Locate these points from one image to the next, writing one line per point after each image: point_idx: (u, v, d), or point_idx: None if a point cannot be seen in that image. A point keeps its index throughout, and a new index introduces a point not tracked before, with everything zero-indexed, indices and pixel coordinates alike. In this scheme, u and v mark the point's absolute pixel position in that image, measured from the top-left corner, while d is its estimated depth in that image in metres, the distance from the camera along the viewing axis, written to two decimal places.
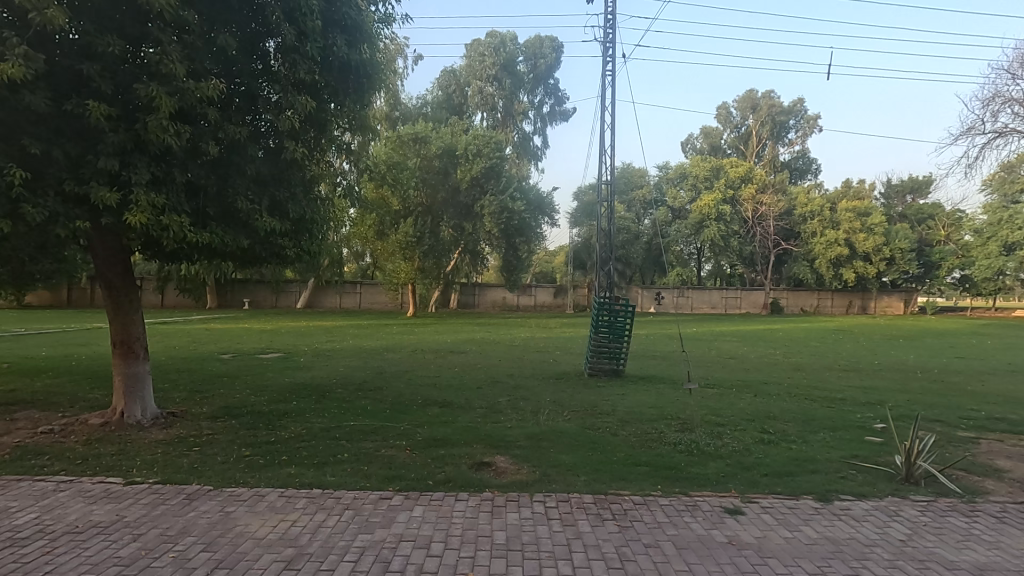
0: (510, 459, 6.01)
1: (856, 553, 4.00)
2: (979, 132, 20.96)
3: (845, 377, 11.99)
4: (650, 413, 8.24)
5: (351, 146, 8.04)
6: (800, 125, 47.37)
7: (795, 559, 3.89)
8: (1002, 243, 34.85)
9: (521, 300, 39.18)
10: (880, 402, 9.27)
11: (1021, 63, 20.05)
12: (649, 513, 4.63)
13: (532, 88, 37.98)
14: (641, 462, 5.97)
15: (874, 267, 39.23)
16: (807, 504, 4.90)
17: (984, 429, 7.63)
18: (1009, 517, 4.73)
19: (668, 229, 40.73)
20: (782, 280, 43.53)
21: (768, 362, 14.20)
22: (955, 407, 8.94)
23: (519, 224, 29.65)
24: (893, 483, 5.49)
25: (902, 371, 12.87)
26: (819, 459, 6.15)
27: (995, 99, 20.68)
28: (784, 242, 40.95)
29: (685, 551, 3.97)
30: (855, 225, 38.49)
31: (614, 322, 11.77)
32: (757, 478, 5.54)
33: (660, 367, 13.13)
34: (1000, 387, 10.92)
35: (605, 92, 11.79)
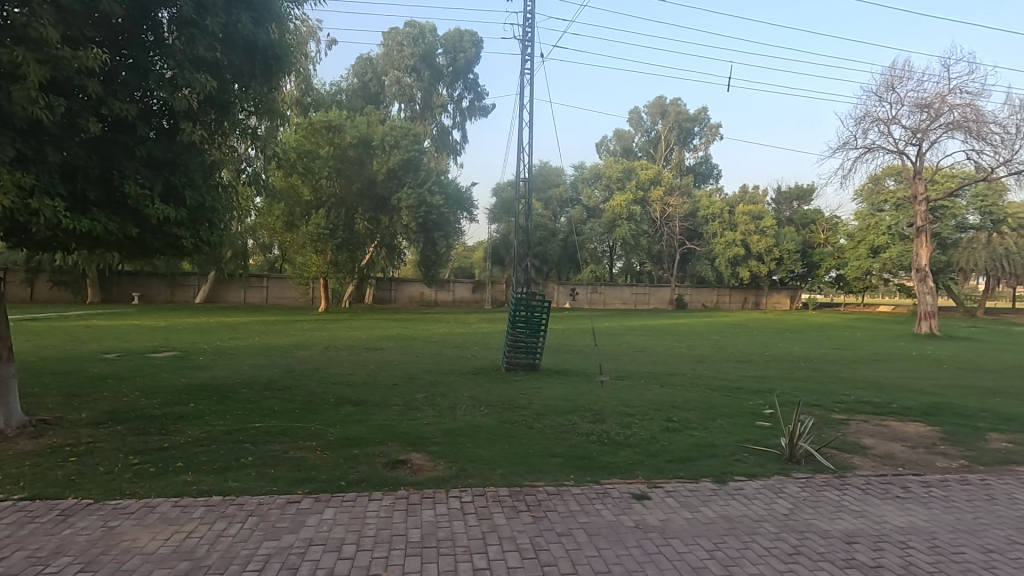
0: (426, 456, 5.97)
1: (747, 529, 4.35)
2: (852, 147, 23.47)
3: (740, 367, 13.02)
4: (565, 405, 8.48)
5: (256, 131, 7.55)
6: (703, 132, 50.50)
7: (695, 538, 4.17)
8: (870, 246, 39.21)
9: (439, 295, 39.01)
10: (769, 390, 10.15)
11: (887, 87, 22.67)
12: (562, 503, 4.77)
13: (451, 82, 37.46)
14: (556, 453, 6.15)
15: (766, 266, 42.73)
16: (706, 486, 5.28)
17: (853, 411, 8.59)
18: (872, 488, 5.36)
19: (583, 227, 41.83)
20: (686, 277, 46.39)
21: (673, 355, 15.09)
22: (830, 393, 9.97)
23: (437, 219, 29.13)
24: (779, 463, 6.04)
25: (789, 362, 14.17)
26: (717, 444, 6.64)
27: (865, 118, 23.25)
28: (688, 242, 43.70)
29: (596, 537, 4.13)
30: (751, 227, 41.69)
31: (531, 316, 11.96)
32: (662, 464, 5.87)
33: (575, 361, 13.53)
34: (866, 375, 12.32)
35: (524, 90, 11.94)
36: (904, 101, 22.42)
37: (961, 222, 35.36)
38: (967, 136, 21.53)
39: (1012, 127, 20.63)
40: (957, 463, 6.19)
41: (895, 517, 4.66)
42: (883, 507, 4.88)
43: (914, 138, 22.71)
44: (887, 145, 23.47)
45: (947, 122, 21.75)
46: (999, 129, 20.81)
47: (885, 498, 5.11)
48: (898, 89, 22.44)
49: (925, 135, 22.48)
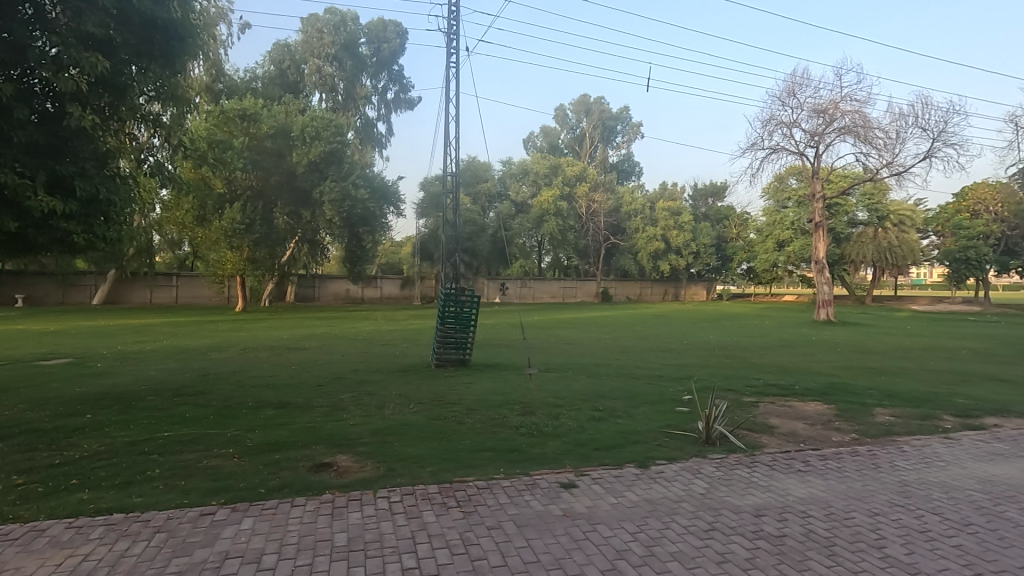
0: (353, 457, 5.80)
1: (667, 510, 4.57)
2: (760, 148, 25.19)
3: (662, 356, 13.65)
4: (495, 399, 8.53)
5: (160, 119, 6.99)
6: (626, 130, 52.24)
7: (619, 522, 4.32)
8: (776, 241, 42.30)
9: (365, 292, 38.05)
10: (688, 377, 10.72)
11: (789, 93, 24.45)
12: (491, 496, 4.80)
13: (374, 72, 36.41)
14: (486, 447, 6.17)
15: (684, 260, 44.92)
16: (630, 471, 5.50)
17: (762, 394, 9.25)
18: (778, 464, 5.80)
19: (511, 222, 42.07)
20: (611, 271, 47.94)
21: (599, 346, 15.59)
22: (742, 378, 10.69)
23: (363, 213, 28.21)
24: (697, 445, 6.39)
25: (705, 350, 15.03)
26: (640, 430, 6.92)
27: (771, 121, 24.99)
28: (613, 237, 45.19)
29: (525, 528, 4.19)
30: (670, 223, 43.69)
31: (460, 312, 11.90)
32: (589, 452, 6.05)
33: (505, 355, 13.65)
34: (773, 360, 13.30)
35: (450, 84, 11.82)
36: (803, 107, 24.31)
37: (852, 219, 38.90)
38: (856, 140, 23.67)
39: (893, 133, 22.90)
40: (850, 437, 6.82)
41: (798, 489, 5.07)
42: (788, 481, 5.29)
43: (812, 141, 24.67)
44: (789, 147, 25.37)
45: (840, 126, 23.80)
46: (882, 134, 23.02)
47: (789, 472, 5.55)
48: (798, 95, 24.29)
49: (821, 138, 24.47)
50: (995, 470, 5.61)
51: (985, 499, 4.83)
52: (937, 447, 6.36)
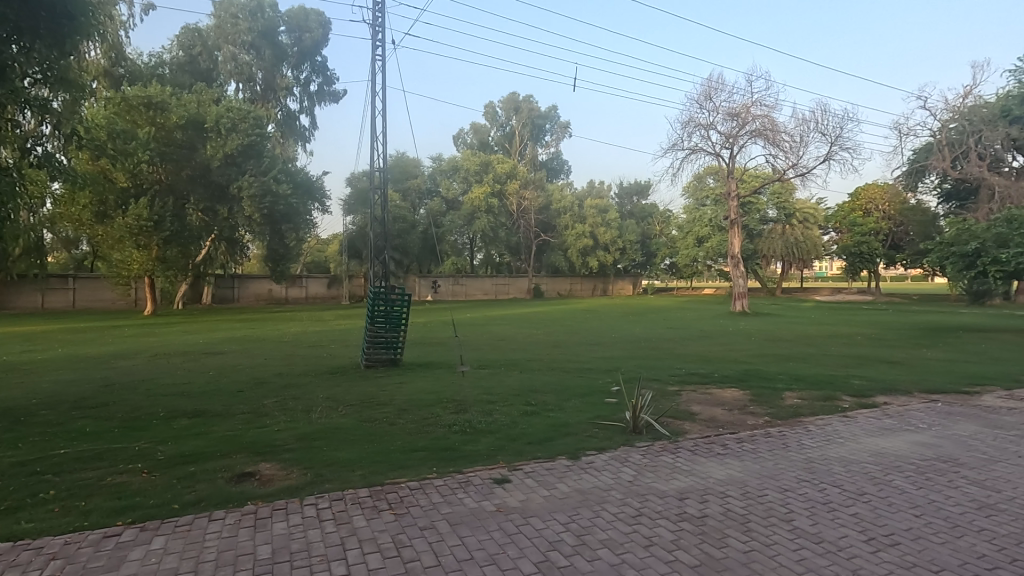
0: (277, 464, 5.54)
1: (598, 498, 4.71)
2: (680, 148, 26.45)
3: (591, 350, 14.03)
4: (427, 398, 8.44)
5: (46, 104, 6.30)
6: (554, 129, 53.03)
7: (552, 513, 4.40)
8: (695, 237, 44.56)
9: (290, 292, 36.48)
10: (616, 369, 11.09)
11: (706, 97, 25.79)
12: (424, 496, 4.74)
13: (296, 63, 34.75)
14: (418, 447, 6.09)
15: (611, 255, 45.81)
16: (562, 463, 5.61)
17: (684, 382, 9.73)
18: (699, 448, 6.12)
19: (442, 220, 41.56)
20: (542, 267, 48.70)
21: (531, 341, 15.80)
22: (666, 368, 11.19)
23: (286, 210, 26.83)
24: (625, 434, 6.62)
25: (632, 342, 15.60)
26: (571, 422, 7.08)
27: (690, 123, 26.27)
28: (543, 234, 45.87)
29: (458, 526, 4.17)
30: (598, 220, 44.89)
31: (390, 311, 11.65)
32: (522, 447, 6.11)
33: (438, 353, 13.53)
34: (694, 350, 14.02)
35: (376, 78, 11.53)
36: (719, 110, 25.73)
37: (763, 216, 41.65)
38: (766, 143, 25.34)
39: (798, 137, 24.72)
40: (762, 420, 7.31)
41: (717, 471, 5.37)
42: (708, 464, 5.60)
43: (727, 143, 26.16)
44: (707, 148, 26.78)
45: (751, 129, 25.40)
46: (788, 137, 24.79)
47: (710, 455, 5.87)
48: (715, 99, 25.68)
49: (735, 141, 25.99)
50: (885, 443, 6.21)
51: (877, 470, 5.33)
52: (837, 425, 6.95)
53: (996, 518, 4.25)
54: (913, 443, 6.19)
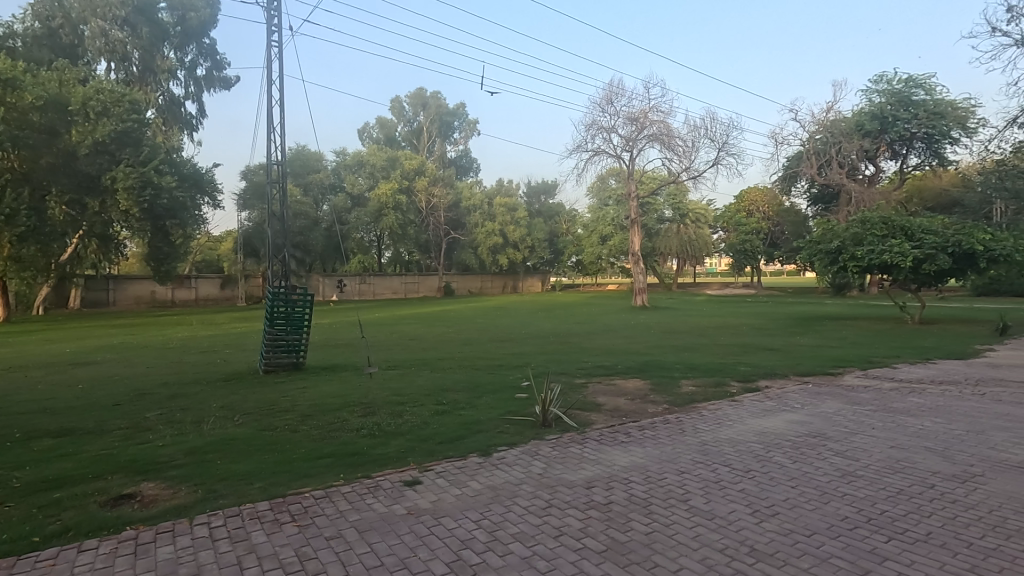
0: (164, 483, 5.05)
1: (509, 493, 4.76)
2: (584, 150, 27.45)
3: (502, 346, 14.18)
4: (333, 402, 8.09)
5: None
6: (463, 126, 52.75)
7: (464, 512, 4.39)
8: (600, 236, 46.48)
9: (176, 293, 33.47)
10: (526, 364, 11.29)
11: (608, 101, 26.92)
12: (331, 505, 4.54)
13: (180, 44, 31.57)
14: (324, 454, 5.82)
15: (520, 253, 46.69)
16: (473, 461, 5.61)
17: (590, 375, 10.11)
18: (604, 438, 6.38)
19: (348, 216, 39.95)
20: (452, 265, 48.51)
21: (441, 340, 15.66)
22: (573, 361, 11.56)
23: (170, 204, 24.37)
24: (535, 428, 6.76)
25: (541, 337, 15.96)
26: (482, 419, 7.10)
27: (593, 126, 27.31)
28: (453, 232, 45.66)
29: (368, 533, 4.04)
30: (507, 218, 45.39)
31: (291, 312, 11.02)
32: (433, 447, 6.03)
33: (344, 355, 13.01)
34: (600, 344, 14.60)
35: (272, 66, 10.86)
36: (620, 114, 26.97)
37: (660, 216, 44.29)
38: (662, 147, 26.92)
39: (690, 143, 26.51)
40: (661, 407, 7.77)
41: (621, 459, 5.62)
42: (613, 452, 5.85)
43: (627, 146, 27.45)
44: (609, 150, 27.98)
45: (649, 133, 26.87)
46: (681, 142, 26.52)
47: (615, 443, 6.14)
48: (615, 103, 26.88)
49: (634, 144, 27.31)
50: (767, 423, 6.83)
51: (760, 448, 5.85)
52: (726, 409, 7.54)
53: (855, 483, 4.83)
54: (789, 422, 6.87)
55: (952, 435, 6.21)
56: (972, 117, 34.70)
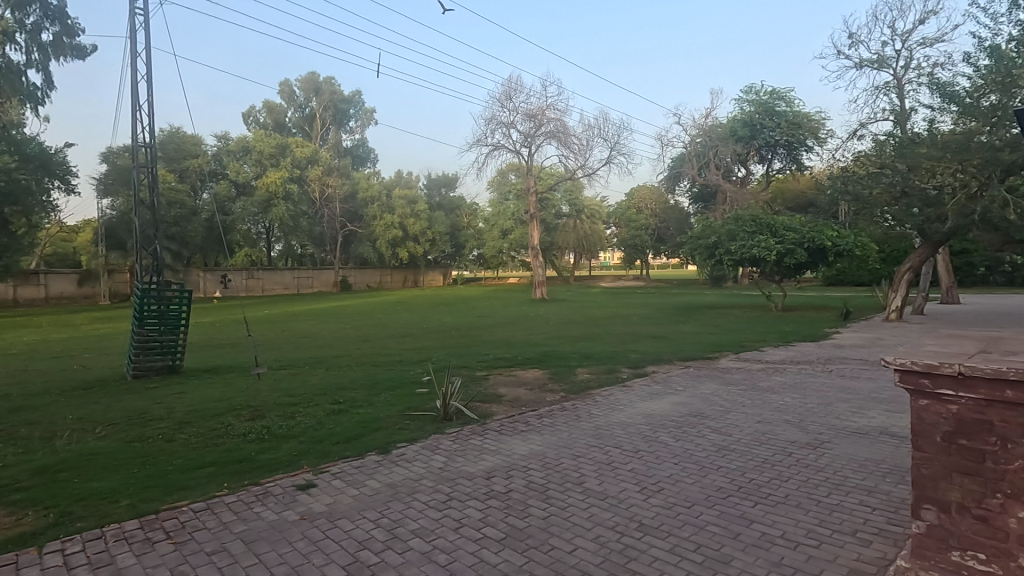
0: (5, 510, 4.38)
1: (409, 490, 4.70)
2: (484, 144, 27.67)
3: (403, 341, 13.91)
4: (215, 407, 7.48)
5: None
6: (359, 115, 50.69)
7: (360, 512, 4.27)
8: (500, 230, 47.04)
9: (20, 292, 29.16)
10: (427, 359, 11.17)
11: (507, 96, 27.24)
12: (213, 517, 4.21)
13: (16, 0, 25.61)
14: (205, 463, 5.37)
15: (421, 247, 45.81)
16: (371, 459, 5.46)
17: (491, 367, 10.23)
18: (505, 428, 6.50)
19: (232, 206, 36.87)
20: (349, 259, 46.75)
21: (338, 337, 15.04)
22: (475, 355, 11.61)
23: (9, 188, 20.99)
24: (436, 423, 6.71)
25: (442, 332, 15.85)
26: (381, 416, 6.92)
27: (493, 120, 27.52)
28: (350, 224, 43.95)
29: (255, 543, 3.79)
30: (407, 211, 44.41)
31: (165, 311, 10.03)
32: (328, 447, 5.79)
33: (228, 356, 12.06)
34: (501, 336, 14.80)
35: (138, 37, 9.78)
36: (518, 111, 27.44)
37: (558, 211, 45.68)
38: (559, 144, 27.78)
39: (585, 141, 27.57)
40: (559, 396, 8.05)
41: (520, 448, 5.75)
42: (512, 441, 5.97)
43: (526, 142, 27.98)
44: (508, 145, 28.39)
45: (546, 131, 27.59)
46: (577, 140, 27.53)
47: (515, 433, 6.27)
48: (514, 100, 27.29)
49: (532, 140, 27.91)
50: (654, 406, 7.32)
51: (648, 430, 6.27)
52: (618, 394, 7.99)
53: (728, 456, 5.33)
54: (674, 404, 7.43)
55: (806, 408, 7.06)
56: (823, 128, 39.36)
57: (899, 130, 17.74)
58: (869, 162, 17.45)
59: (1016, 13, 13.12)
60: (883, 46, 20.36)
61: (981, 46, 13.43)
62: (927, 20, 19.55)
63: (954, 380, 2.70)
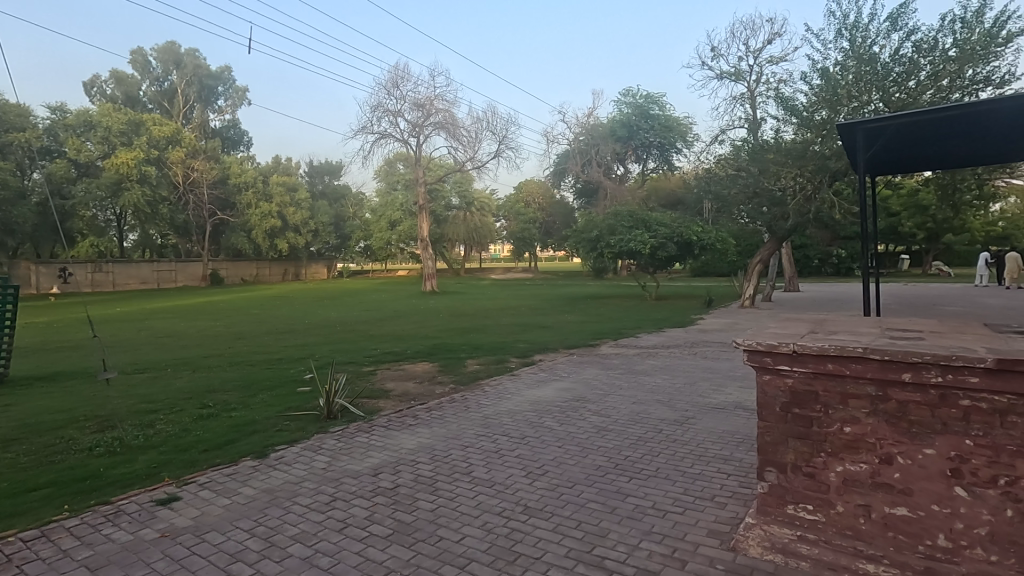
0: None
1: (288, 494, 4.44)
2: (370, 132, 26.67)
3: (282, 338, 13.08)
4: (53, 419, 6.50)
5: None
6: (229, 93, 46.39)
7: (233, 522, 3.96)
8: (388, 221, 45.81)
9: None
10: (309, 356, 10.59)
11: (394, 84, 26.47)
12: (49, 545, 3.67)
13: None
14: (41, 484, 4.66)
15: (303, 238, 43.25)
16: (245, 465, 5.08)
17: (379, 362, 9.94)
18: (392, 423, 6.37)
19: (71, 188, 31.98)
20: (220, 250, 42.96)
21: (207, 335, 13.76)
22: (361, 350, 11.20)
23: None
24: (319, 422, 6.40)
25: (326, 327, 15.13)
26: (258, 419, 6.46)
27: (379, 108, 26.59)
28: (219, 212, 40.33)
29: (106, 570, 3.37)
30: (286, 199, 41.52)
31: None
32: (195, 456, 5.28)
33: (70, 360, 10.53)
34: (389, 330, 14.43)
35: None
36: (405, 99, 26.80)
37: (448, 203, 45.42)
38: (448, 135, 27.58)
39: (473, 134, 27.62)
40: (448, 388, 8.05)
41: (408, 442, 5.67)
42: (400, 436, 5.88)
43: (414, 132, 27.43)
44: (395, 134, 27.65)
45: (435, 121, 27.25)
46: (466, 132, 27.50)
47: (402, 427, 6.17)
48: (401, 88, 26.59)
49: (420, 130, 27.40)
50: (540, 393, 7.59)
51: (534, 416, 6.48)
52: (505, 384, 8.17)
53: (606, 436, 5.67)
54: (558, 390, 7.75)
55: (675, 388, 7.73)
56: (691, 132, 42.95)
57: (752, 137, 19.85)
58: (728, 164, 19.30)
59: (840, 41, 15.25)
60: (739, 60, 22.61)
61: (815, 68, 15.44)
62: (773, 41, 22.05)
63: (790, 357, 3.11)
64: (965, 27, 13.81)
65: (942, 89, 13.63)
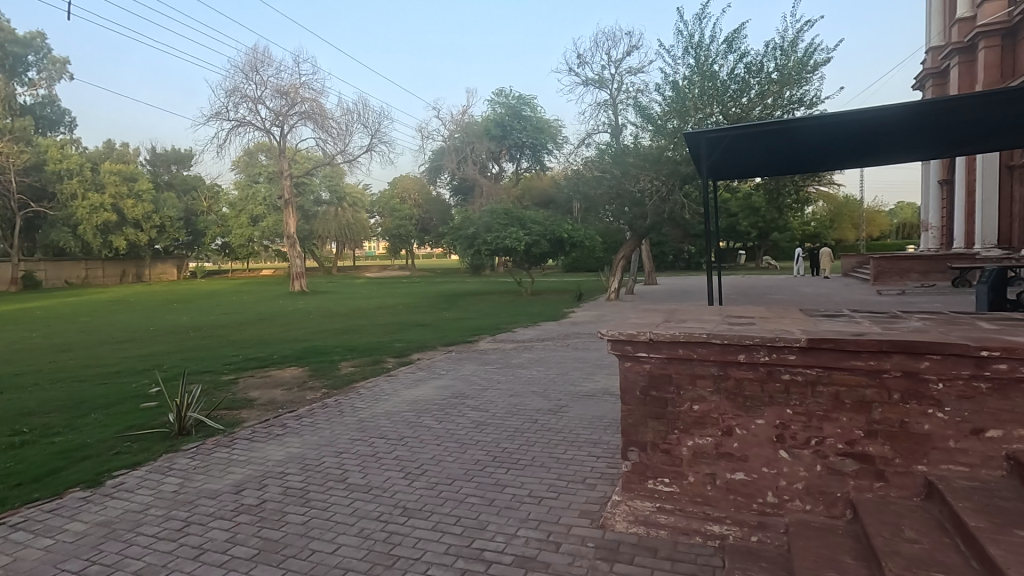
0: None
1: (130, 524, 3.92)
2: (225, 118, 24.32)
3: (121, 348, 11.47)
4: None
5: None
6: (42, 64, 39.53)
7: (58, 564, 3.41)
8: (250, 216, 42.26)
9: None
10: (155, 366, 9.41)
11: (252, 67, 24.37)
12: None
13: None
14: None
15: (145, 234, 38.37)
16: (73, 498, 4.38)
17: (241, 369, 9.13)
18: (257, 434, 5.89)
19: None
20: (36, 249, 36.54)
21: (19, 348, 11.62)
22: (218, 357, 10.18)
23: None
24: (168, 440, 5.72)
25: (176, 333, 13.55)
26: (90, 442, 5.61)
27: (235, 93, 24.35)
28: (34, 204, 34.26)
29: None
30: (122, 190, 36.34)
31: None
32: (4, 493, 4.44)
33: None
34: (252, 334, 13.28)
35: None
36: (266, 85, 24.85)
37: (317, 198, 43.03)
38: (315, 126, 26.06)
39: (342, 125, 26.39)
40: (320, 393, 7.62)
41: (275, 453, 5.29)
42: (266, 447, 5.46)
43: (277, 120, 25.56)
44: (255, 123, 25.54)
45: (300, 110, 25.59)
46: (335, 124, 26.19)
47: (268, 439, 5.73)
48: (260, 72, 24.59)
49: (284, 119, 25.59)
50: (418, 392, 7.49)
51: (412, 416, 6.38)
52: (382, 385, 7.94)
53: (484, 430, 5.76)
54: (437, 388, 7.71)
55: (550, 379, 8.06)
56: (560, 134, 44.95)
57: (615, 141, 21.29)
58: (594, 165, 20.47)
59: (687, 58, 16.90)
60: (603, 69, 24.09)
61: (667, 80, 16.95)
62: (632, 53, 23.81)
63: (648, 345, 3.39)
64: (783, 54, 16.06)
65: (768, 106, 15.74)
